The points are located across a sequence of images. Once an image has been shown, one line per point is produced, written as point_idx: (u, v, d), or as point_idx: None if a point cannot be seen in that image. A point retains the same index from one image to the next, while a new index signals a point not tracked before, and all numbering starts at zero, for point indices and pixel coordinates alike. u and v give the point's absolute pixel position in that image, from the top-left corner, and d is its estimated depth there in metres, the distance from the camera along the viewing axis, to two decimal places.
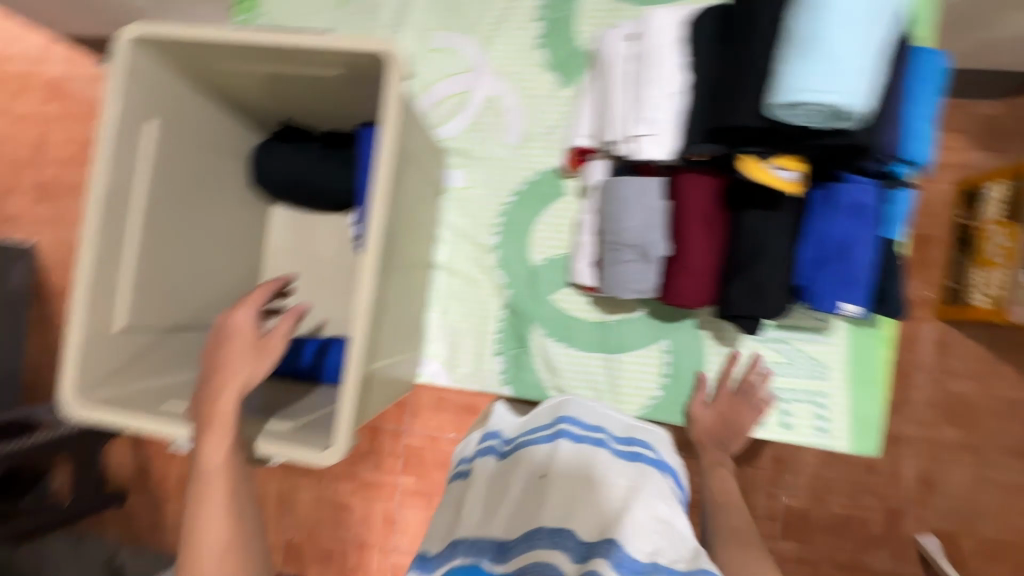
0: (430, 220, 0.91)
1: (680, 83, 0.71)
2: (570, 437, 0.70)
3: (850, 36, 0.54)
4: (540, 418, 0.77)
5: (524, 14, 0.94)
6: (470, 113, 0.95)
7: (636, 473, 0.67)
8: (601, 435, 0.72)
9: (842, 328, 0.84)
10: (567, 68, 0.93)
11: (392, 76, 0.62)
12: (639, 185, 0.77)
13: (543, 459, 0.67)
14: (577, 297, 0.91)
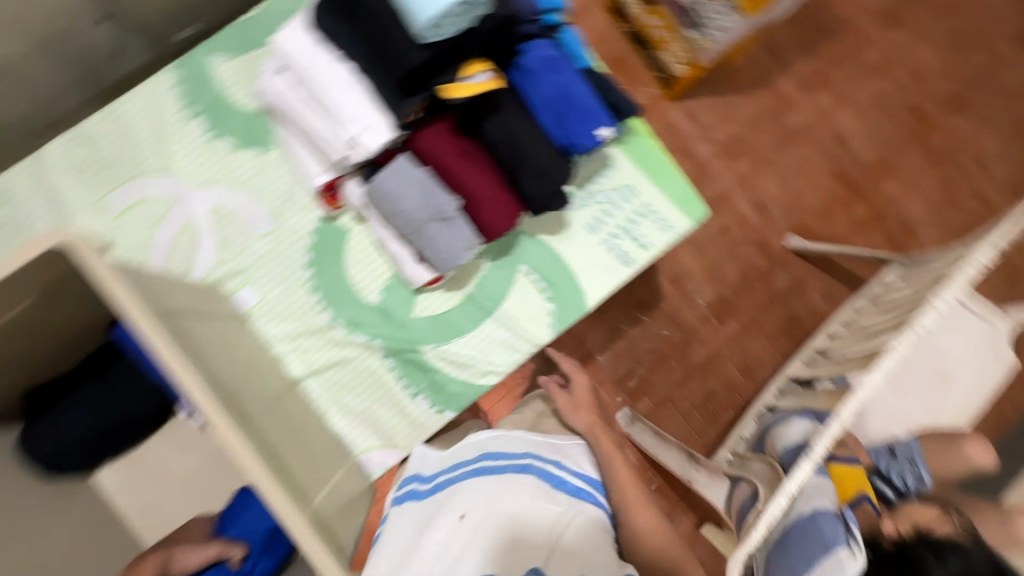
0: (255, 350, 0.85)
1: (345, 74, 0.72)
2: (492, 471, 0.73)
3: None
4: (464, 451, 0.77)
5: (177, 120, 0.88)
6: (207, 238, 0.88)
7: (565, 503, 0.71)
8: (524, 459, 0.75)
9: (619, 150, 0.95)
10: (255, 133, 0.88)
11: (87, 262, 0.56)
12: (400, 169, 0.77)
13: (466, 502, 0.69)
14: (433, 295, 0.91)
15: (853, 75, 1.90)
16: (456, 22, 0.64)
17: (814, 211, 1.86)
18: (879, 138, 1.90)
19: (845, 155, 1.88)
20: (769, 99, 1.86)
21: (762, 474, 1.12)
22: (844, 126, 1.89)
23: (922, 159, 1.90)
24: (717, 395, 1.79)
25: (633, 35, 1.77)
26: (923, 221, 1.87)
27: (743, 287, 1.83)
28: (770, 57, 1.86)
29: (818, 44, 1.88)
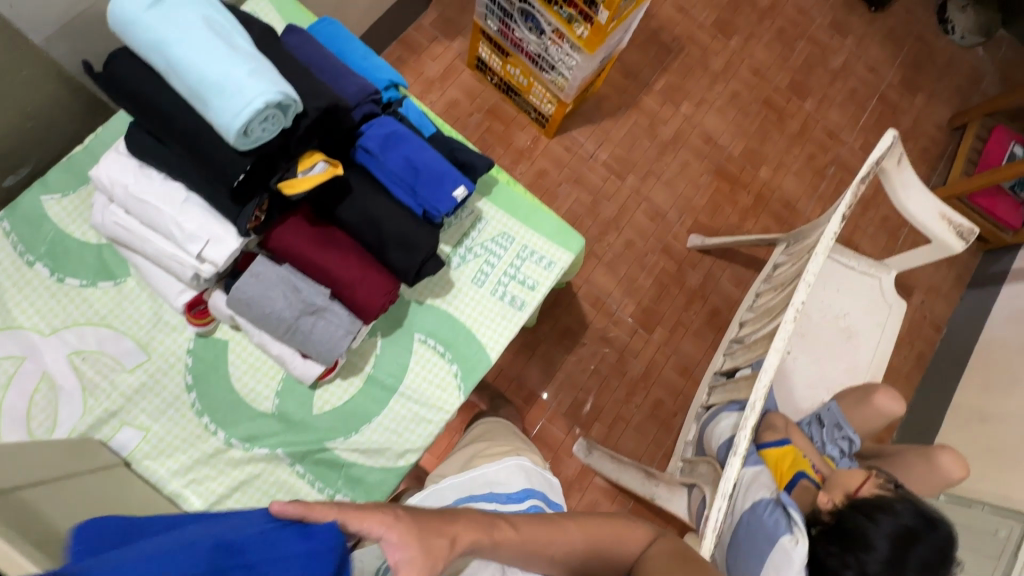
0: (141, 494, 0.76)
1: (177, 193, 0.71)
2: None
3: (220, 60, 0.59)
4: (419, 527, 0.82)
5: (16, 272, 0.82)
6: (71, 386, 0.81)
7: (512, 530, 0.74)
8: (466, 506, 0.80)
9: (485, 203, 0.98)
10: (109, 267, 0.85)
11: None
12: (258, 273, 0.75)
13: None
14: (331, 386, 0.88)
15: (706, 82, 2.09)
16: (276, 123, 0.63)
17: (706, 209, 1.98)
18: (743, 131, 2.08)
19: (719, 152, 2.04)
20: (639, 117, 2.00)
21: (709, 475, 1.13)
22: (710, 128, 2.05)
23: (784, 142, 2.10)
24: (664, 402, 1.82)
25: (501, 86, 1.85)
26: (801, 195, 2.05)
27: (661, 293, 1.90)
28: (630, 81, 2.02)
29: (669, 62, 2.07)
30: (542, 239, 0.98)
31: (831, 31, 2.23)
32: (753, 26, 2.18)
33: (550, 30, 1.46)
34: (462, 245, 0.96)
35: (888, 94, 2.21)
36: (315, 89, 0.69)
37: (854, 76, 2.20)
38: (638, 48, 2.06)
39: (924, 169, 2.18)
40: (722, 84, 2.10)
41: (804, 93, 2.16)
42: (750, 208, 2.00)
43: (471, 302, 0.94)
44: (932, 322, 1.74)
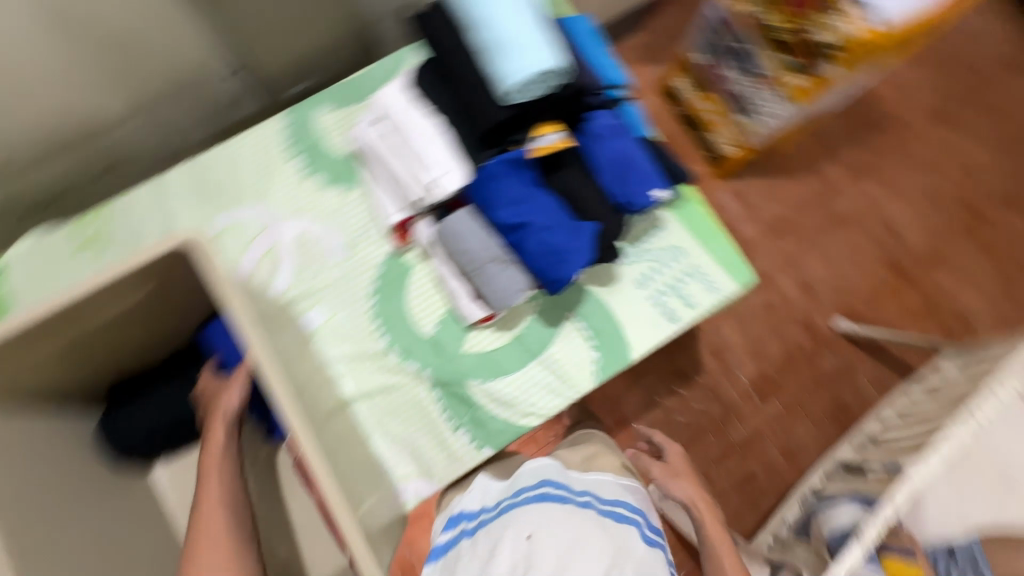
0: (316, 366, 0.90)
1: (432, 127, 0.83)
2: (555, 501, 0.75)
3: (521, 27, 0.72)
4: (522, 479, 0.82)
5: (278, 159, 1.01)
6: (288, 261, 0.97)
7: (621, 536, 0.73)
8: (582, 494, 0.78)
9: (670, 214, 1.01)
10: (343, 174, 1.00)
11: (209, 270, 0.66)
12: (467, 213, 0.85)
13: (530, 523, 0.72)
14: (484, 333, 0.95)
15: (902, 171, 1.94)
16: (536, 86, 0.75)
17: (861, 296, 1.83)
18: (930, 232, 1.90)
19: (895, 245, 1.88)
20: (815, 184, 1.91)
21: (808, 561, 1.06)
22: (891, 215, 1.90)
23: (975, 256, 1.88)
24: (756, 477, 1.72)
25: (684, 118, 1.87)
26: (979, 318, 1.83)
27: (786, 366, 1.79)
28: (818, 147, 1.93)
29: (866, 140, 1.95)
30: (715, 265, 0.99)
31: None
32: (976, 122, 1.98)
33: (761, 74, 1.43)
34: (637, 247, 0.99)
35: None
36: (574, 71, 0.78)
37: None
38: (837, 119, 1.96)
39: None
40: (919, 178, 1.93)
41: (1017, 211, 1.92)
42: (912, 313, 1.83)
43: (626, 302, 0.97)
44: None
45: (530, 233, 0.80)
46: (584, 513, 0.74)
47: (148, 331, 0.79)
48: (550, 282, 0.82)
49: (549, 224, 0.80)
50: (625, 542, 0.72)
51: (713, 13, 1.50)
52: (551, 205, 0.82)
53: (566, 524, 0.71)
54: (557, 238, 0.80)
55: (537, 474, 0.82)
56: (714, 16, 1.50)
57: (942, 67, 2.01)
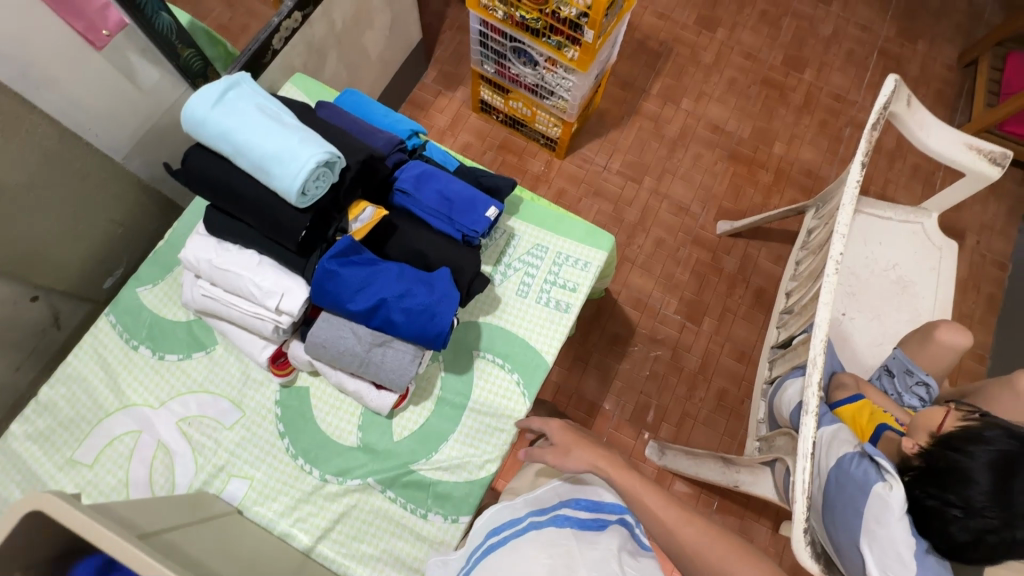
0: (257, 538, 0.83)
1: (251, 257, 0.81)
2: (495, 545, 0.77)
3: (275, 136, 0.70)
4: (475, 538, 0.83)
5: (125, 357, 0.94)
6: (182, 449, 0.91)
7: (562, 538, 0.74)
8: (523, 520, 0.79)
9: (516, 221, 1.05)
10: (199, 337, 0.96)
11: (64, 515, 0.56)
12: (329, 318, 0.84)
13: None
14: (406, 414, 0.94)
15: (701, 78, 2.15)
16: (325, 179, 0.73)
17: (726, 195, 2.00)
18: (748, 115, 2.11)
19: (729, 139, 2.08)
20: (642, 122, 2.07)
21: (789, 445, 1.12)
22: (713, 118, 2.10)
23: (792, 117, 2.12)
24: (728, 391, 1.80)
25: (506, 121, 1.97)
26: (821, 164, 2.06)
27: (701, 284, 1.91)
28: (628, 92, 2.10)
29: (662, 68, 2.15)
30: (577, 243, 1.05)
31: (815, 6, 2.27)
32: (735, 15, 2.24)
33: (544, 58, 1.57)
34: (503, 264, 1.03)
35: (889, 51, 2.21)
36: (356, 148, 0.80)
37: (849, 41, 2.22)
38: (630, 63, 2.15)
39: (945, 111, 2.14)
40: (717, 78, 2.15)
41: (802, 68, 2.19)
42: (772, 187, 2.02)
43: (520, 315, 1.00)
44: (994, 259, 1.82)
45: (391, 306, 0.80)
46: (525, 540, 0.75)
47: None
48: (433, 339, 0.82)
49: (405, 290, 0.81)
50: (569, 543, 0.73)
51: (477, 29, 1.61)
52: (394, 272, 0.82)
53: (508, 560, 0.72)
54: (419, 299, 0.81)
55: (484, 529, 0.82)
56: (479, 30, 1.62)
57: None
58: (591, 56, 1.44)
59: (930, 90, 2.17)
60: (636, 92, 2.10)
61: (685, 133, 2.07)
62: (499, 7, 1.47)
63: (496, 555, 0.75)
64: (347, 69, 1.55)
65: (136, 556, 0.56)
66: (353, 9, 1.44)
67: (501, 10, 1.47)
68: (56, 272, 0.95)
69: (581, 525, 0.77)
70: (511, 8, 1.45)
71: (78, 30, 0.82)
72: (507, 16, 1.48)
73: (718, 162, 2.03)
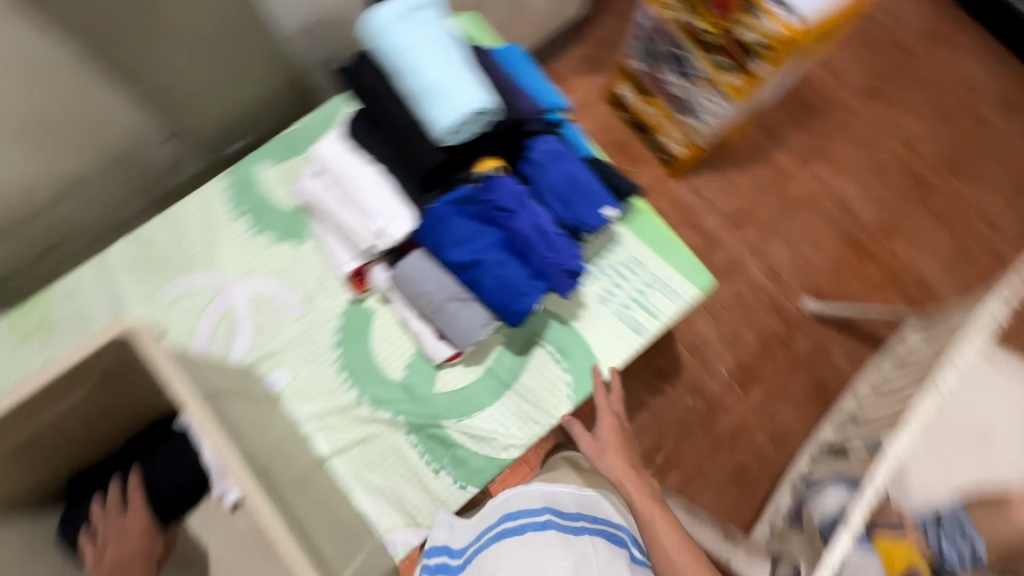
0: (284, 429, 0.87)
1: (373, 174, 0.83)
2: (514, 535, 0.83)
3: (448, 70, 0.71)
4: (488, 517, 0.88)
5: (224, 221, 0.98)
6: (245, 323, 0.95)
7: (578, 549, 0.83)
8: (542, 513, 0.86)
9: (624, 228, 1.02)
10: (294, 228, 0.99)
11: (146, 348, 0.62)
12: (421, 256, 0.85)
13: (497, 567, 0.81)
14: (454, 371, 0.94)
15: (846, 151, 2.00)
16: (471, 127, 0.73)
17: (823, 276, 1.88)
18: (880, 206, 1.96)
19: (852, 222, 1.94)
20: (769, 173, 1.95)
21: (806, 552, 1.05)
22: (839, 193, 1.96)
23: (927, 226, 1.95)
24: (749, 467, 1.73)
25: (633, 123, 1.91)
26: (937, 281, 1.90)
27: (764, 354, 1.82)
28: (765, 139, 1.98)
29: (810, 127, 2.01)
30: (677, 273, 1.01)
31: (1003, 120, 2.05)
32: (911, 98, 2.05)
33: (696, 75, 1.50)
34: (595, 267, 1.00)
35: None
36: (507, 107, 0.80)
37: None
38: (780, 109, 2.01)
39: None
40: (864, 157, 2.00)
41: (961, 179, 1.99)
42: (875, 287, 1.88)
43: (594, 321, 0.98)
44: None
45: (485, 268, 0.80)
46: (540, 541, 0.83)
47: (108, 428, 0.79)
48: (508, 313, 0.82)
49: (501, 259, 0.81)
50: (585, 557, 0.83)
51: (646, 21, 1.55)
52: (497, 238, 0.82)
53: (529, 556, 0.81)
54: (512, 273, 0.80)
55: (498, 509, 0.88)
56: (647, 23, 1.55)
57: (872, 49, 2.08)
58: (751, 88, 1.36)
59: None
60: (775, 141, 1.98)
61: (808, 202, 1.94)
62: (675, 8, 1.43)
63: (511, 544, 0.82)
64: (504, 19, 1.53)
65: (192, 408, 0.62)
66: None
67: (674, 12, 1.43)
68: (193, 122, 1.00)
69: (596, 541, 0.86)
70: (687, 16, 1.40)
71: None
72: (678, 21, 1.44)
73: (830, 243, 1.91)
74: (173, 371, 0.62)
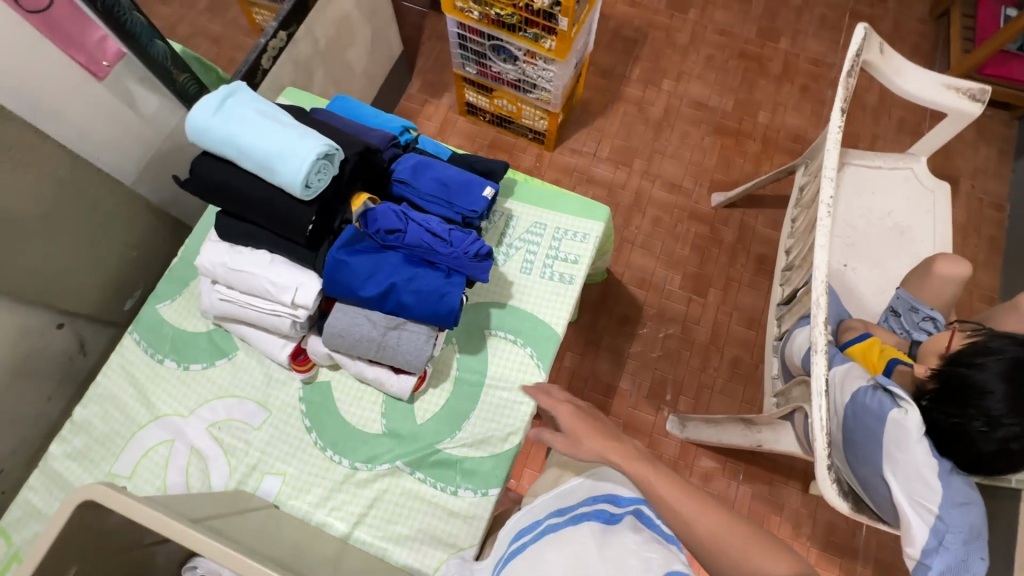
0: (296, 528, 0.85)
1: (264, 256, 0.85)
2: (519, 550, 0.78)
3: (276, 136, 0.75)
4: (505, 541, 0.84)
5: (151, 372, 0.98)
6: (214, 454, 0.94)
7: (580, 534, 0.74)
8: (544, 521, 0.80)
9: (512, 203, 1.09)
10: (221, 345, 1.00)
11: (117, 503, 0.61)
12: (343, 308, 0.87)
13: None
14: (426, 396, 0.97)
15: (679, 60, 2.18)
16: (325, 171, 0.78)
17: (715, 171, 2.03)
18: (729, 90, 2.14)
19: (714, 114, 2.11)
20: (627, 107, 2.11)
21: (805, 394, 1.12)
22: (692, 97, 2.13)
23: (773, 88, 2.15)
24: (741, 359, 1.81)
25: (493, 121, 2.01)
26: (805, 128, 2.09)
27: (702, 258, 1.93)
28: (610, 83, 2.14)
29: (641, 55, 2.19)
30: (575, 215, 1.08)
31: None
32: None
33: (523, 54, 1.62)
34: (506, 246, 1.06)
35: (862, 14, 2.24)
36: (354, 144, 0.85)
37: (821, 7, 2.26)
38: (609, 53, 2.18)
39: (924, 63, 2.16)
40: (696, 58, 2.19)
41: (780, 40, 2.21)
42: (761, 157, 2.05)
43: (526, 290, 1.03)
44: (990, 202, 1.83)
45: (402, 288, 0.84)
46: (538, 545, 0.76)
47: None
48: (441, 316, 0.85)
49: (412, 273, 0.85)
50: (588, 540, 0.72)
51: (456, 30, 1.65)
52: (400, 257, 0.86)
53: (530, 563, 0.73)
54: (428, 280, 0.84)
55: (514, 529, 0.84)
56: (457, 31, 1.66)
57: None
58: (568, 42, 1.47)
59: (909, 45, 2.19)
60: (618, 81, 2.14)
61: (671, 115, 2.10)
62: (472, 8, 1.53)
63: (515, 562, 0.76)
64: (334, 84, 1.60)
65: (188, 535, 0.61)
66: (335, 26, 1.49)
67: (473, 11, 1.54)
68: (78, 297, 0.99)
69: (596, 521, 0.75)
70: (485, 9, 1.51)
71: (81, 63, 0.87)
72: (479, 17, 1.54)
73: (706, 140, 2.07)
74: (154, 512, 0.61)
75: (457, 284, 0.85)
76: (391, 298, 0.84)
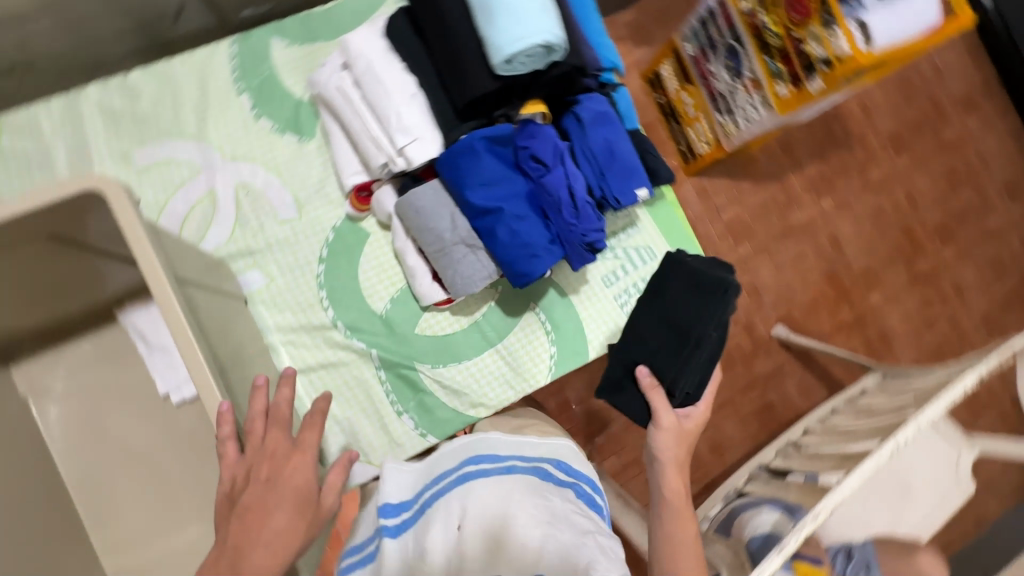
0: (251, 336, 0.80)
1: (409, 85, 0.73)
2: (476, 475, 0.66)
3: None
4: (440, 463, 0.72)
5: (223, 94, 0.87)
6: (226, 212, 0.86)
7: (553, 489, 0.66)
8: (506, 460, 0.70)
9: (644, 213, 0.98)
10: (300, 122, 0.89)
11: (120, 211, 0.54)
12: (437, 189, 0.78)
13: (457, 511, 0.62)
14: (439, 316, 0.90)
15: (895, 171, 1.81)
16: (533, 62, 0.65)
17: (809, 304, 1.75)
18: (909, 238, 1.81)
19: (876, 248, 1.79)
20: (803, 177, 1.78)
21: (728, 558, 1.09)
22: (858, 227, 1.79)
23: (945, 273, 1.83)
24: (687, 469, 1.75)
25: (665, 106, 1.64)
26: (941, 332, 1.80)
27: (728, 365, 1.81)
28: (812, 138, 1.78)
29: (863, 135, 1.81)
30: None
31: None
32: (982, 128, 1.84)
33: (748, 76, 1.20)
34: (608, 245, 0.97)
35: None
36: (574, 51, 0.72)
37: None
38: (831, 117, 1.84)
39: None
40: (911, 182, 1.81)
41: (1001, 233, 1.83)
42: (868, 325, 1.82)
43: (593, 297, 0.95)
44: None
45: (504, 220, 0.74)
46: (508, 482, 0.65)
47: (60, 303, 0.72)
48: (516, 272, 0.76)
49: (524, 214, 0.75)
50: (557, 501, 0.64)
51: None
52: (524, 190, 0.76)
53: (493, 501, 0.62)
54: (532, 231, 0.75)
55: (464, 454, 0.72)
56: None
57: (960, 62, 1.83)
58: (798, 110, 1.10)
59: None
60: (820, 149, 1.80)
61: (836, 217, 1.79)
62: None
63: (472, 493, 0.63)
64: None
65: (164, 289, 0.55)
66: None
67: None
68: None
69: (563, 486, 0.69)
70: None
71: None
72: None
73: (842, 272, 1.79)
74: (146, 245, 0.54)
75: (552, 256, 0.76)
76: (489, 220, 0.75)
